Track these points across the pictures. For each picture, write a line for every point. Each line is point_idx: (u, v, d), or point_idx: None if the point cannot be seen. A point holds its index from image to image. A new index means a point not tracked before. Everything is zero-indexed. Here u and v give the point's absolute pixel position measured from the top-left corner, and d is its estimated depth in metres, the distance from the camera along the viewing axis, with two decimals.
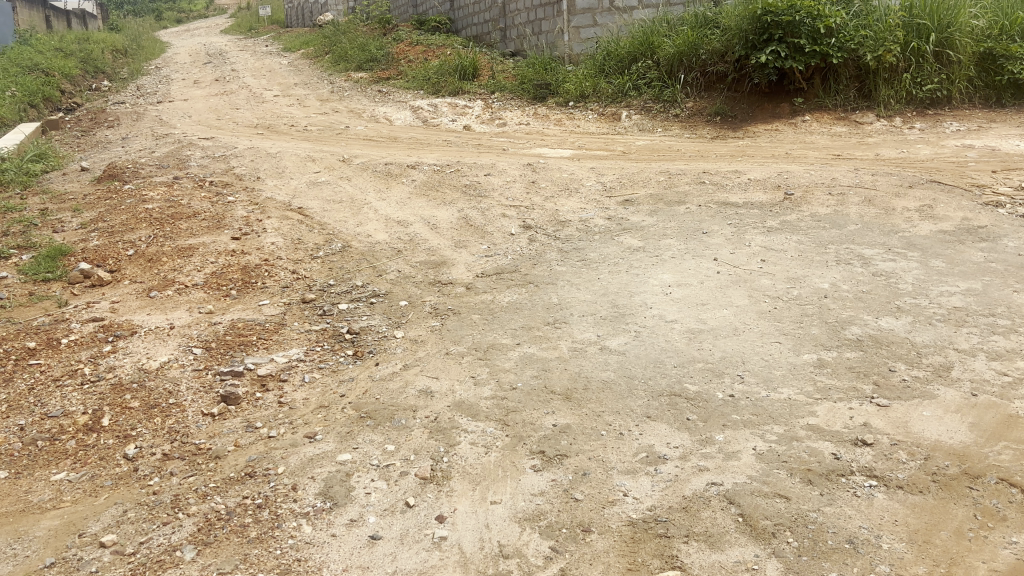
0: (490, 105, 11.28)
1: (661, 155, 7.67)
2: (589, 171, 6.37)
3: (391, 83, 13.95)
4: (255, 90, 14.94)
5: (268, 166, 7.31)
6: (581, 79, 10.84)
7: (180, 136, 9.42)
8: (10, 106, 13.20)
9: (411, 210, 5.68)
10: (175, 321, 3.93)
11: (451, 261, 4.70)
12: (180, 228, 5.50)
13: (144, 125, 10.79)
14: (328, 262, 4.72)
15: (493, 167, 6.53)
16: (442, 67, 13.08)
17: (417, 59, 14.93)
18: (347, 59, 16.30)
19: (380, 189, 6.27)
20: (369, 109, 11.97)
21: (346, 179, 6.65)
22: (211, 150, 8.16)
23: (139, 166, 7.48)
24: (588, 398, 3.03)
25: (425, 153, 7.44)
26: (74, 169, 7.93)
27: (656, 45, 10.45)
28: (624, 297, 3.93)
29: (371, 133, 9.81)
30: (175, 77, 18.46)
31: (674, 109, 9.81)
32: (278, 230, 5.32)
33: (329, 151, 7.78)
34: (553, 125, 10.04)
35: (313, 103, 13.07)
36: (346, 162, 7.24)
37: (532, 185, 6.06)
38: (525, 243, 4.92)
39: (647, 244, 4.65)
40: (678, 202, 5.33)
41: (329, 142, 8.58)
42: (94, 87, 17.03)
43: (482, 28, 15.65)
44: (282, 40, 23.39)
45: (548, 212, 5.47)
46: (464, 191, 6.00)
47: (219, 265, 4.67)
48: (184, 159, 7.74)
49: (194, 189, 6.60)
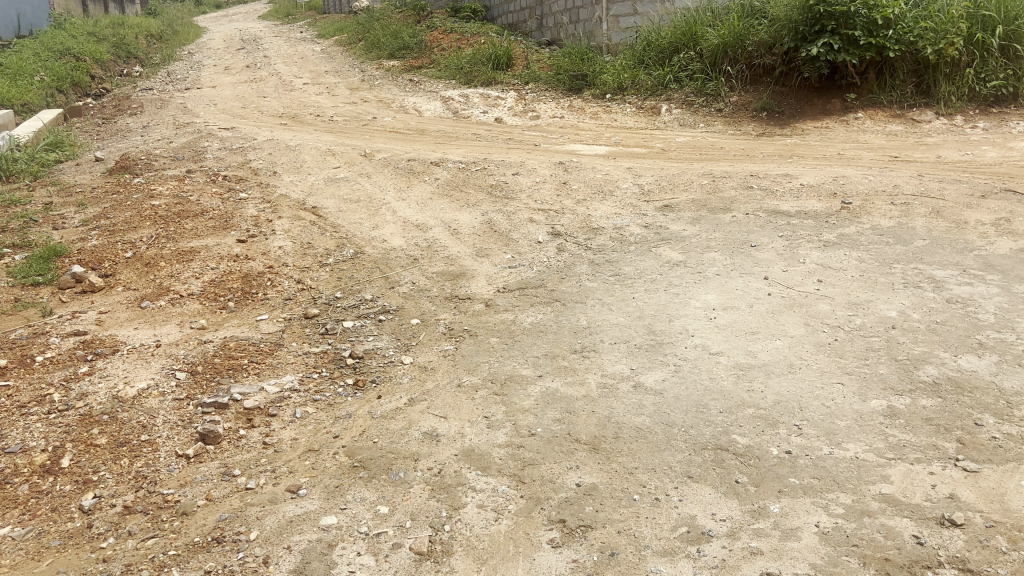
0: (523, 96, 10.83)
1: (703, 154, 7.17)
2: (625, 171, 5.91)
3: (422, 72, 13.55)
4: (285, 78, 14.64)
5: (286, 160, 6.95)
6: (619, 71, 10.36)
7: (202, 126, 9.13)
8: (38, 92, 13.05)
9: (431, 212, 5.27)
10: (163, 338, 3.56)
11: (471, 273, 4.27)
12: (184, 228, 5.15)
13: (167, 113, 10.52)
14: (337, 272, 4.32)
15: (522, 165, 6.09)
16: (475, 56, 12.64)
17: (450, 47, 14.51)
18: (379, 46, 15.94)
19: (400, 188, 5.87)
20: (399, 99, 11.59)
21: (365, 176, 6.25)
22: (230, 142, 7.83)
23: (153, 158, 7.17)
24: (618, 450, 2.59)
25: (451, 149, 7.02)
26: (89, 160, 7.65)
27: (699, 36, 9.91)
28: (662, 322, 3.48)
29: (398, 125, 9.43)
30: (207, 62, 18.26)
31: (717, 103, 9.29)
32: (288, 233, 4.94)
33: (351, 144, 7.40)
34: (588, 118, 9.58)
35: (342, 92, 12.73)
36: (368, 156, 6.85)
37: (563, 186, 5.61)
38: (552, 254, 4.48)
39: (689, 258, 4.18)
40: (722, 209, 4.85)
41: (353, 134, 8.20)
42: (125, 72, 16.89)
43: (518, 16, 15.17)
44: (317, 26, 23.10)
45: (580, 217, 5.03)
46: (489, 192, 5.57)
47: (219, 273, 4.30)
48: (201, 151, 7.41)
49: (206, 184, 6.26)
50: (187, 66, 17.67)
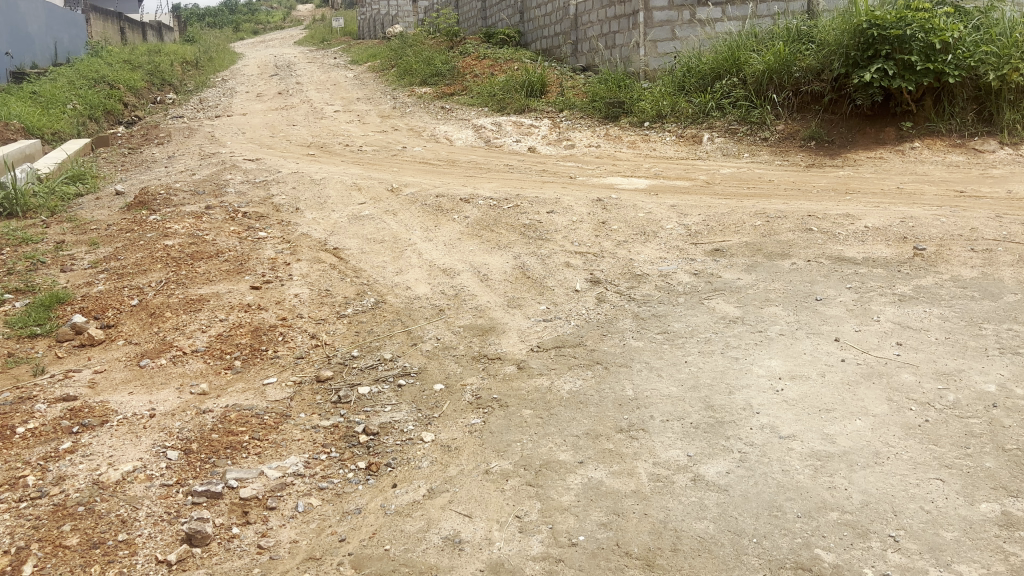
0: (558, 124, 10.48)
1: (751, 187, 6.71)
2: (669, 208, 5.47)
3: (454, 100, 13.26)
4: (316, 105, 14.46)
5: (310, 194, 6.62)
6: (658, 98, 9.96)
7: (227, 157, 8.88)
8: (69, 121, 12.99)
9: (460, 255, 4.87)
10: (158, 406, 3.19)
11: (502, 326, 3.86)
12: (196, 272, 4.81)
13: (194, 142, 10.32)
14: (355, 325, 3.94)
15: (557, 201, 5.69)
16: (508, 83, 12.33)
17: (483, 74, 14.24)
18: (412, 73, 15.72)
19: (427, 226, 5.49)
20: (430, 127, 11.29)
21: (391, 213, 5.89)
22: (253, 174, 7.54)
23: (173, 192, 6.90)
24: (678, 569, 2.15)
25: (482, 182, 6.64)
26: (109, 194, 7.41)
27: (742, 61, 9.48)
28: (721, 396, 3.04)
29: (428, 155, 9.10)
30: (239, 89, 18.21)
31: (763, 132, 8.84)
32: (306, 279, 4.58)
33: (378, 177, 7.06)
34: (626, 148, 9.18)
35: (373, 120, 12.48)
36: (395, 191, 6.50)
37: (602, 225, 5.18)
38: (592, 304, 4.04)
39: (746, 313, 3.73)
40: (780, 254, 4.40)
41: (381, 166, 7.88)
42: (159, 99, 16.87)
43: (552, 41, 14.85)
44: (351, 52, 23.05)
45: (622, 262, 4.59)
46: (522, 231, 5.17)
47: (227, 326, 3.94)
48: (222, 185, 7.12)
49: (224, 221, 5.94)
50: (219, 93, 17.63)
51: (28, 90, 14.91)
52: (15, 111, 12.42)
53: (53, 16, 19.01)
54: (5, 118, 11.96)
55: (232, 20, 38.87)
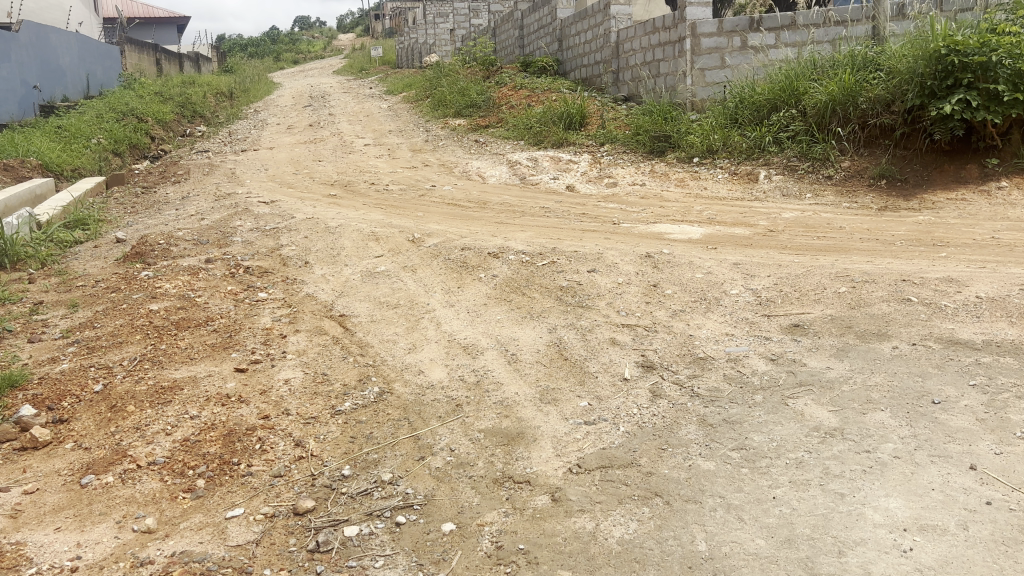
0: (598, 159, 9.76)
1: (822, 236, 5.89)
2: (731, 266, 4.67)
3: (489, 132, 12.64)
4: (346, 138, 13.94)
5: (322, 245, 5.94)
6: (707, 132, 9.22)
7: (242, 198, 8.30)
8: (91, 156, 12.64)
9: (485, 326, 4.12)
10: (85, 553, 2.48)
11: (532, 431, 3.08)
12: (177, 348, 4.12)
13: (212, 181, 9.79)
14: (352, 427, 3.19)
15: (599, 256, 4.92)
16: (545, 115, 11.66)
17: (520, 105, 13.60)
18: (446, 104, 15.16)
19: (448, 288, 4.75)
20: (462, 163, 10.64)
21: (409, 269, 5.16)
22: (265, 219, 6.90)
23: (174, 241, 6.28)
24: None
25: (513, 232, 5.90)
26: (109, 242, 6.84)
27: (802, 92, 8.68)
28: (829, 559, 2.23)
29: (459, 196, 8.43)
30: (271, 121, 17.85)
31: (826, 169, 8.01)
32: (302, 359, 3.86)
33: (401, 224, 6.37)
34: (674, 186, 8.39)
35: (403, 155, 11.87)
36: (416, 241, 5.79)
37: (652, 287, 4.39)
38: (645, 401, 3.24)
39: (846, 422, 2.90)
40: (877, 334, 3.58)
41: (406, 210, 7.21)
42: (189, 132, 16.53)
43: (592, 70, 14.18)
44: (386, 82, 22.61)
45: (680, 338, 3.79)
46: (558, 295, 4.39)
47: (197, 426, 3.22)
48: (229, 232, 6.50)
49: (222, 279, 5.28)
50: (250, 126, 17.28)
51: (53, 124, 14.63)
52: (34, 148, 12.05)
53: (85, 49, 18.84)
54: (24, 156, 11.60)
55: (273, 49, 39.08)
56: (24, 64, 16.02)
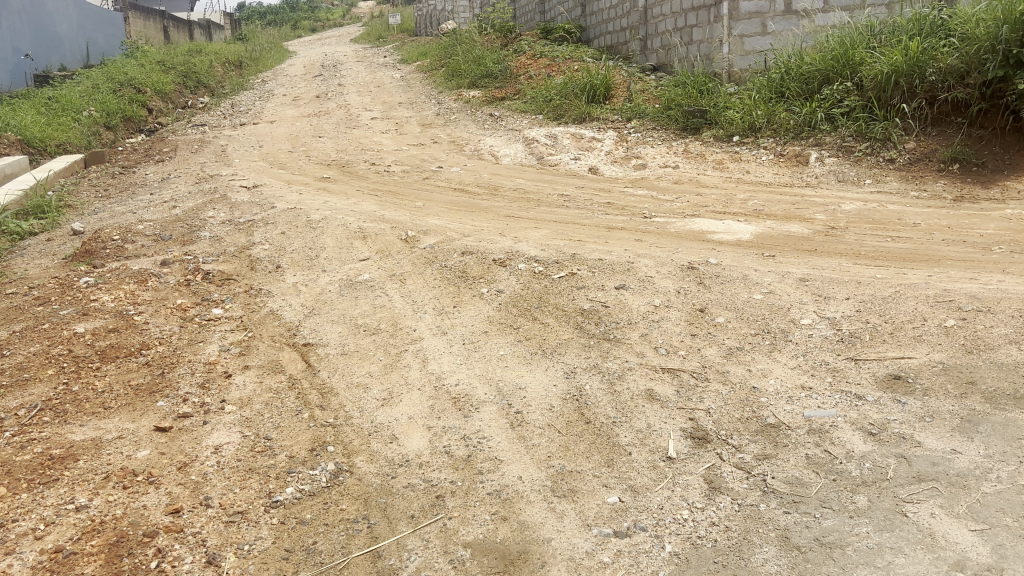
0: (625, 138, 8.81)
1: (896, 236, 4.92)
2: (797, 283, 3.70)
3: (505, 105, 11.67)
4: (353, 110, 13.02)
5: (300, 244, 5.05)
6: (748, 107, 8.20)
7: (225, 181, 7.42)
8: (79, 131, 11.79)
9: (485, 365, 3.21)
10: None
11: (539, 548, 2.16)
12: (92, 391, 3.22)
13: (199, 159, 8.92)
14: (290, 534, 2.29)
15: (628, 268, 3.97)
16: (566, 87, 10.65)
17: (539, 75, 12.60)
18: (460, 74, 14.19)
19: (442, 306, 3.83)
20: (474, 140, 9.71)
21: (397, 280, 4.25)
22: (242, 209, 6.02)
23: (132, 236, 5.40)
24: None
25: (524, 230, 4.96)
26: (66, 234, 5.98)
27: (858, 62, 7.64)
28: None
29: (468, 180, 7.51)
30: (278, 92, 16.95)
31: (888, 150, 6.98)
32: (243, 415, 2.97)
33: (397, 217, 5.46)
34: (712, 170, 7.41)
35: (412, 129, 10.93)
36: (410, 241, 4.89)
37: (696, 314, 3.45)
38: (699, 499, 2.32)
39: (1003, 556, 1.96)
40: (1016, 396, 2.61)
41: (406, 198, 6.31)
42: (190, 104, 15.64)
43: (617, 37, 13.12)
44: (401, 50, 21.61)
45: (740, 394, 2.86)
46: (577, 322, 3.46)
47: (78, 527, 2.33)
48: (198, 225, 5.62)
49: (174, 289, 4.39)
50: (256, 97, 16.38)
51: (44, 95, 13.79)
52: (15, 120, 11.22)
53: (85, 15, 17.94)
54: (2, 131, 10.76)
55: (291, 17, 38.11)
56: (16, 30, 15.15)
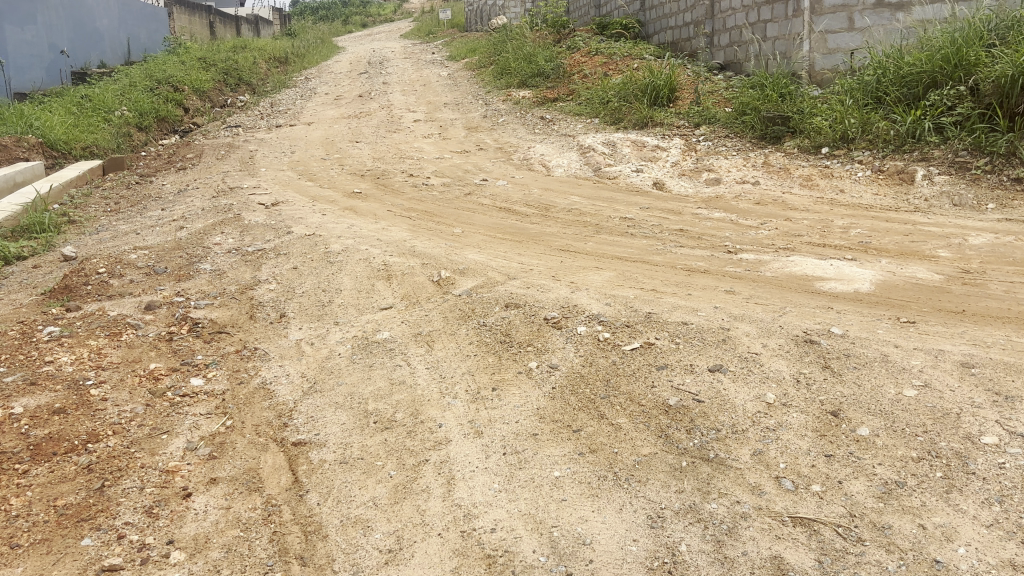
0: (693, 147, 7.87)
1: None
2: (960, 369, 2.71)
3: (557, 107, 10.77)
4: (395, 111, 12.24)
5: (312, 284, 4.21)
6: (838, 114, 7.17)
7: (245, 196, 6.64)
8: (108, 132, 11.17)
9: (533, 495, 2.29)
10: None
11: None
12: (3, 513, 2.37)
13: (223, 168, 8.18)
14: None
15: (721, 339, 3.03)
16: (625, 88, 9.70)
17: (595, 74, 11.66)
18: (510, 72, 13.32)
19: (477, 388, 2.92)
20: (524, 147, 8.84)
21: (423, 342, 3.37)
22: (254, 234, 5.21)
23: (120, 269, 4.62)
24: None
25: (581, 271, 4.05)
26: (55, 260, 5.23)
27: (973, 62, 6.53)
28: None
29: (517, 198, 6.63)
30: (321, 90, 16.28)
31: (1013, 167, 5.87)
32: (191, 570, 2.11)
33: (431, 249, 4.59)
34: (799, 189, 6.42)
35: (456, 134, 10.09)
36: (445, 285, 4.02)
37: (826, 420, 2.50)
38: None
39: None
40: None
41: (445, 223, 5.45)
42: (229, 102, 15.02)
43: (680, 32, 12.11)
44: (450, 46, 20.82)
45: (915, 573, 1.90)
46: (660, 427, 2.54)
47: None
48: (199, 255, 4.82)
49: (151, 346, 3.56)
50: (298, 95, 15.73)
51: (78, 94, 13.25)
52: (39, 121, 10.62)
53: (127, 10, 17.37)
54: (25, 132, 10.15)
55: (343, 12, 37.64)
56: (53, 26, 14.54)
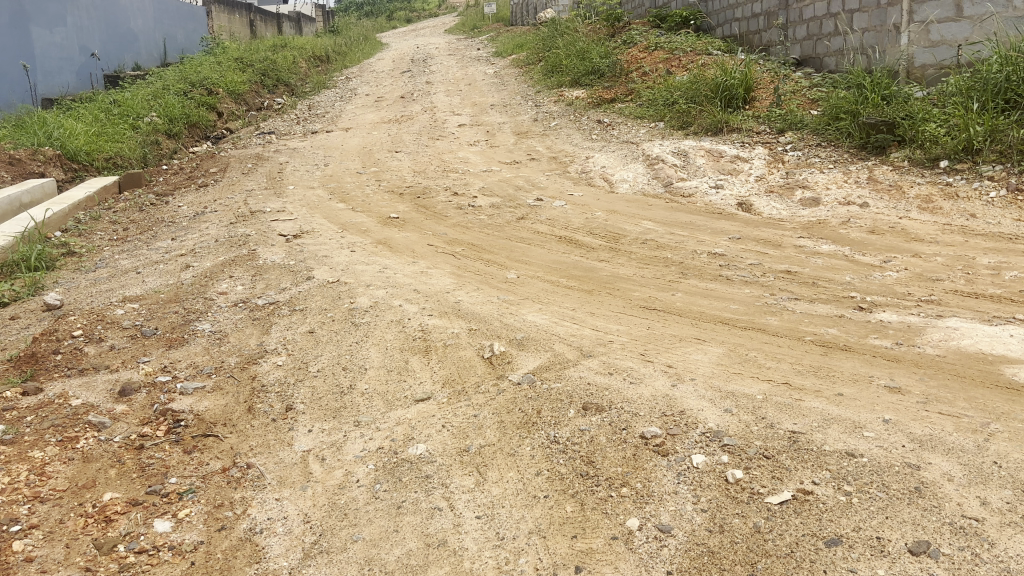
0: (779, 159, 6.82)
1: None
2: None
3: (615, 110, 9.76)
4: (438, 114, 11.36)
5: (331, 358, 3.30)
6: (958, 119, 6.07)
7: (266, 223, 5.79)
8: (134, 141, 10.45)
9: None
10: None
11: None
12: None
13: (247, 184, 7.37)
14: None
15: (914, 492, 2.04)
16: (694, 88, 8.67)
17: (655, 71, 10.62)
18: (562, 70, 12.34)
19: (553, 565, 1.98)
20: (582, 157, 7.87)
21: (471, 467, 2.43)
22: (269, 278, 4.34)
23: (102, 330, 3.78)
24: None
25: (679, 346, 3.08)
26: (35, 309, 4.42)
27: None
28: None
29: (579, 222, 5.68)
30: (362, 90, 15.49)
31: None
32: None
33: (482, 307, 3.66)
34: (918, 211, 5.36)
35: (505, 140, 9.17)
36: (500, 365, 3.09)
37: None
38: None
39: None
40: None
41: (496, 264, 4.52)
42: (266, 105, 14.28)
43: (748, 24, 11.01)
44: (496, 41, 19.86)
45: None
46: None
47: None
48: (199, 311, 3.95)
49: (113, 461, 2.69)
50: (337, 97, 14.96)
51: (107, 98, 12.60)
52: (60, 130, 9.90)
53: (163, 9, 16.67)
54: (43, 143, 9.46)
55: (388, 8, 36.83)
56: (85, 27, 13.88)
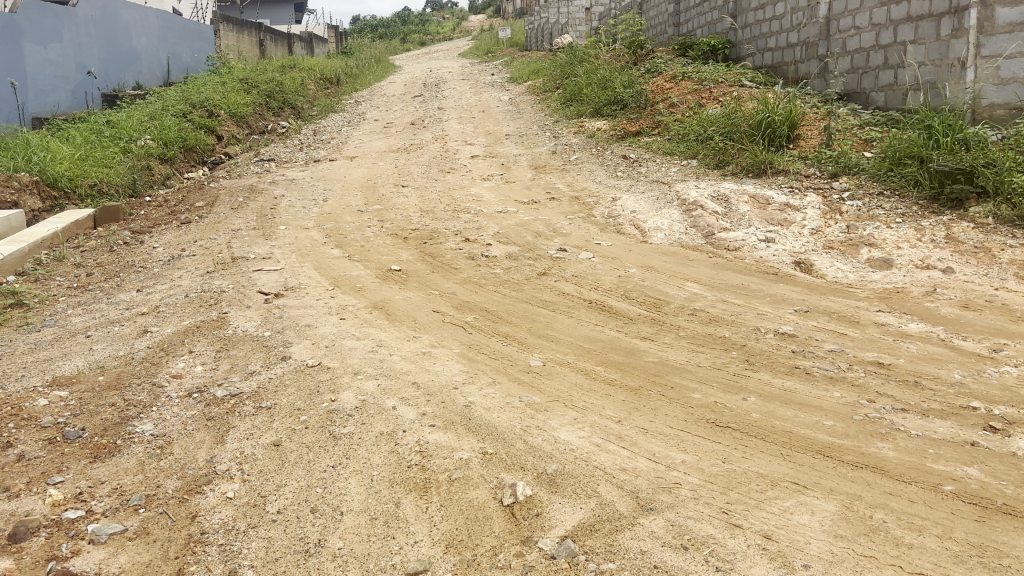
0: (836, 208, 6.00)
1: None
2: None
3: (642, 144, 8.97)
4: (449, 143, 10.60)
5: (297, 492, 2.46)
6: None
7: (247, 273, 4.98)
8: (122, 165, 9.68)
9: None
10: None
11: None
12: None
13: (235, 222, 6.57)
14: None
15: None
16: (731, 123, 7.87)
17: (684, 102, 9.85)
18: (582, 98, 11.59)
19: None
20: (608, 198, 7.07)
21: None
22: (236, 357, 3.51)
23: (12, 431, 2.94)
24: None
25: (773, 500, 2.24)
26: None
27: None
28: None
29: (610, 282, 4.84)
30: (370, 115, 14.78)
31: None
32: None
33: (499, 417, 2.82)
34: (1014, 280, 4.51)
35: (521, 175, 8.38)
36: (525, 518, 2.23)
37: None
38: None
39: None
40: None
41: (515, 342, 3.67)
42: (269, 128, 13.56)
43: (783, 54, 10.25)
44: (511, 67, 19.18)
45: None
46: None
47: None
48: (141, 405, 3.11)
49: None
50: (344, 121, 14.23)
51: (100, 118, 11.88)
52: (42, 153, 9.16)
53: (168, 27, 16.01)
54: (21, 167, 8.70)
55: (402, 30, 36.26)
56: (82, 43, 13.20)
